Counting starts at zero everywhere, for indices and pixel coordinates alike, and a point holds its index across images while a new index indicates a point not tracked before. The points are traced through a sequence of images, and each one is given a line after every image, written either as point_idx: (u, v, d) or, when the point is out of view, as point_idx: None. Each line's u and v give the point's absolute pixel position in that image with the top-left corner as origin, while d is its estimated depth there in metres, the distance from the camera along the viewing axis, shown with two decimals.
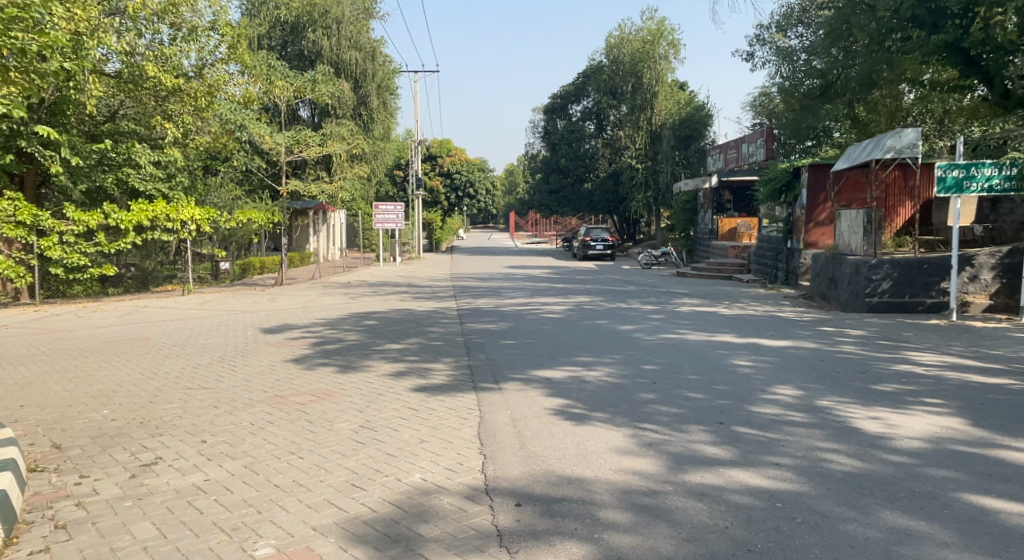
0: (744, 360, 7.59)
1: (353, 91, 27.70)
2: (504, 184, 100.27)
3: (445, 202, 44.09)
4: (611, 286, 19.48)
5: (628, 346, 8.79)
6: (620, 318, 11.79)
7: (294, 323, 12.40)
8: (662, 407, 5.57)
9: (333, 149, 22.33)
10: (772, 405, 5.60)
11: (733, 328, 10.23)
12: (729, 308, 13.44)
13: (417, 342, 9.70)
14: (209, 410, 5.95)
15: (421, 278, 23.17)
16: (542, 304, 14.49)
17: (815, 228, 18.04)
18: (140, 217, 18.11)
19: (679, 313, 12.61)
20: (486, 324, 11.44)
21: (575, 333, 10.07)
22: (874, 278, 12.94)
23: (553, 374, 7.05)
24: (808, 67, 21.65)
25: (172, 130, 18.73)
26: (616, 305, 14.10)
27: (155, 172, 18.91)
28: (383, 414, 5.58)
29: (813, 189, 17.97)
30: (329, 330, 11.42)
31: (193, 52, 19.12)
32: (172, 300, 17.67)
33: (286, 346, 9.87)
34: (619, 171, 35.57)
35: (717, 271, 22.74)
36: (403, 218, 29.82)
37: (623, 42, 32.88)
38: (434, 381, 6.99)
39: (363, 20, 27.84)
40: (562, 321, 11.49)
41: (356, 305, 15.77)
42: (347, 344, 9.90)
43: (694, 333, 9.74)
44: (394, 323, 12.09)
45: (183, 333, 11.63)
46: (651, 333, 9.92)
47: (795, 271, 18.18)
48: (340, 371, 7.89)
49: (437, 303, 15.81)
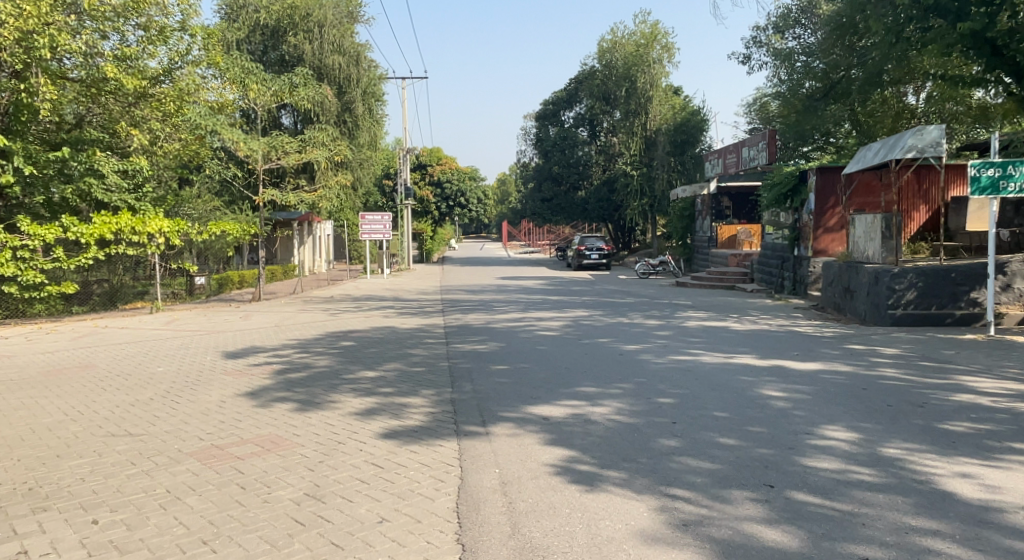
0: (776, 389, 6.45)
1: (336, 97, 26.59)
2: (496, 194, 99.20)
3: (435, 212, 43.01)
4: (608, 298, 18.36)
5: (636, 372, 7.66)
6: (622, 336, 10.66)
7: (261, 346, 11.24)
8: (692, 461, 4.42)
9: (314, 156, 21.16)
10: (829, 454, 4.47)
11: (751, 347, 9.09)
12: (739, 323, 12.31)
13: (395, 367, 8.54)
14: (122, 471, 4.86)
15: (408, 291, 21.99)
16: (537, 320, 13.35)
17: (824, 235, 16.85)
18: (103, 230, 16.92)
19: (687, 329, 11.46)
20: (474, 345, 10.28)
21: (573, 355, 8.93)
22: (897, 288, 11.80)
23: (551, 411, 5.91)
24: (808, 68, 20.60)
25: (139, 136, 17.68)
26: (616, 320, 12.98)
27: (120, 182, 17.84)
28: (336, 473, 4.47)
29: (822, 192, 16.83)
30: (298, 354, 10.26)
31: (160, 53, 18.00)
32: (138, 318, 16.55)
33: (245, 376, 8.71)
34: (613, 178, 34.37)
35: (719, 281, 21.64)
36: (391, 228, 28.66)
37: (616, 46, 31.94)
38: (409, 421, 5.82)
39: (347, 23, 26.71)
40: (559, 341, 10.32)
41: (335, 322, 14.59)
42: (315, 371, 8.74)
43: (709, 354, 8.58)
44: (371, 343, 10.93)
45: (136, 360, 10.48)
46: (660, 354, 8.78)
47: (803, 279, 17.06)
48: (300, 407, 6.72)
49: (421, 319, 14.66)
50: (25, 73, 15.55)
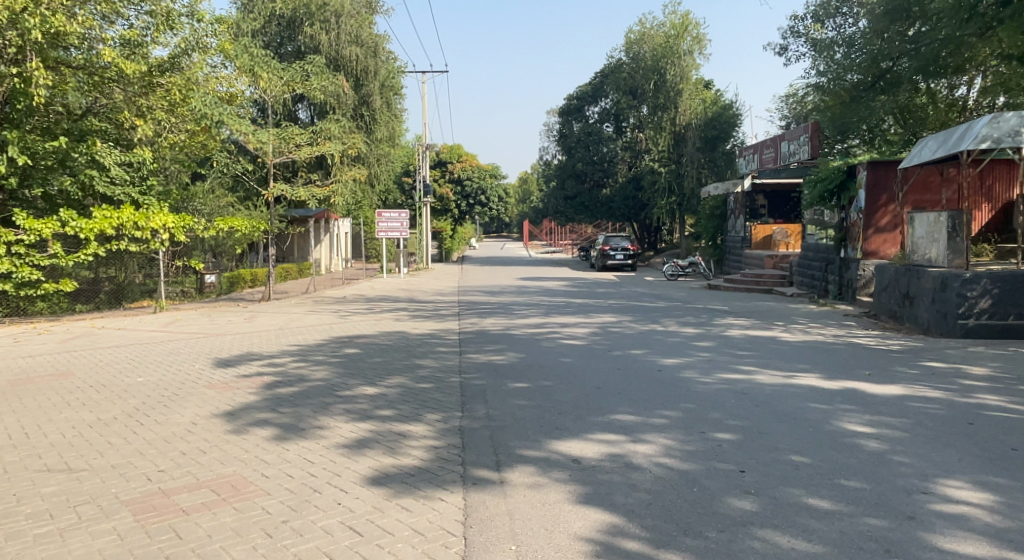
0: (860, 423, 5.27)
1: (353, 90, 25.62)
2: (518, 193, 97.85)
3: (456, 209, 41.89)
4: (635, 301, 17.12)
5: (682, 395, 6.47)
6: (659, 347, 9.43)
7: (257, 352, 10.17)
8: (783, 539, 3.31)
9: (327, 150, 20.08)
10: (967, 534, 3.33)
11: (812, 364, 7.87)
12: (788, 333, 11.03)
13: (400, 383, 7.40)
14: (30, 528, 3.82)
15: (424, 292, 20.83)
16: (562, 325, 12.15)
17: (875, 235, 15.59)
18: (103, 225, 15.92)
19: (731, 340, 10.23)
20: (491, 355, 9.13)
21: (606, 371, 7.74)
22: (969, 295, 10.66)
23: (584, 451, 4.74)
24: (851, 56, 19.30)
25: (144, 127, 16.91)
26: (649, 327, 11.74)
27: (124, 174, 17.02)
28: (300, 547, 3.43)
29: (872, 188, 15.57)
30: (295, 363, 9.17)
31: (167, 40, 17.05)
32: (138, 319, 15.62)
33: (230, 390, 7.60)
34: (639, 175, 33.25)
35: (754, 284, 20.35)
36: (409, 226, 27.62)
37: (644, 38, 30.79)
38: (409, 460, 4.70)
39: (366, 13, 25.67)
40: (586, 353, 9.13)
41: (343, 326, 13.51)
42: (309, 385, 7.63)
43: (764, 374, 7.36)
44: (378, 352, 9.82)
45: (117, 365, 9.42)
46: (706, 372, 7.58)
47: (852, 283, 15.83)
48: (280, 432, 5.60)
49: (435, 323, 13.52)
50: (22, 59, 14.67)
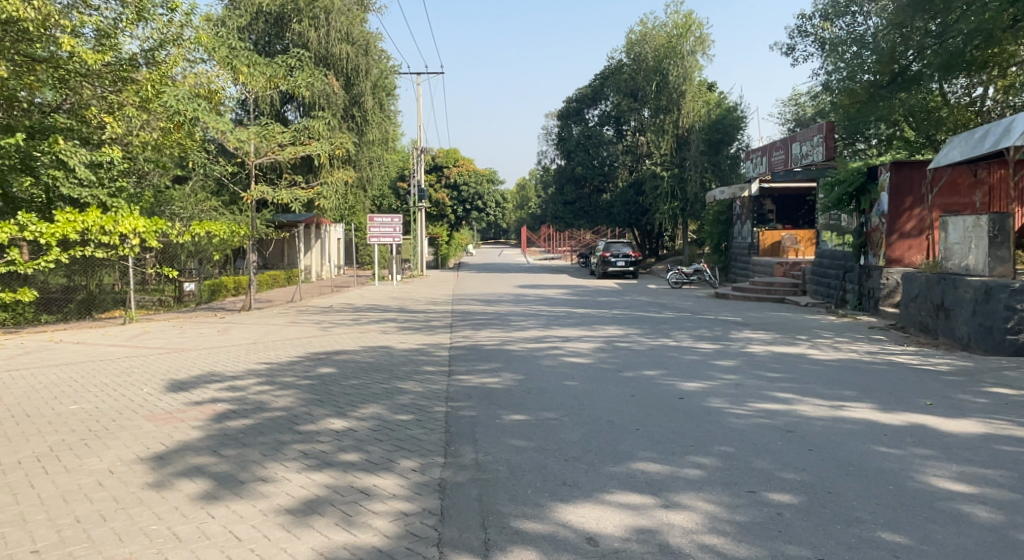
0: (952, 479, 4.13)
1: (344, 90, 24.40)
2: (516, 199, 96.67)
3: (452, 215, 40.63)
4: (641, 311, 15.94)
5: (714, 433, 5.30)
6: (676, 368, 8.25)
7: (218, 373, 8.95)
8: None
9: (312, 151, 18.86)
10: None
11: (860, 391, 6.71)
12: (816, 349, 9.87)
13: (374, 415, 6.21)
14: None
15: (416, 301, 19.62)
16: (565, 340, 10.96)
17: (899, 241, 14.42)
18: (66, 229, 14.63)
19: (756, 357, 9.08)
20: (483, 377, 7.94)
21: (617, 399, 6.55)
22: (1019, 307, 9.68)
23: (602, 524, 3.64)
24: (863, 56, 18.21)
25: (113, 126, 15.67)
26: (661, 342, 10.56)
27: (91, 175, 15.78)
28: None
29: (896, 192, 14.35)
30: (259, 387, 7.97)
31: (140, 32, 15.80)
32: (103, 330, 14.39)
33: (174, 421, 6.40)
34: (640, 180, 32.00)
35: (765, 292, 19.24)
36: (402, 232, 26.45)
37: (646, 38, 29.69)
38: (369, 538, 3.58)
39: (357, 10, 24.49)
40: (593, 374, 7.95)
41: (323, 339, 12.28)
42: (267, 415, 6.44)
43: (807, 404, 6.19)
44: (356, 373, 8.62)
45: (56, 389, 8.20)
46: (737, 400, 6.39)
47: (873, 293, 14.81)
48: (214, 487, 4.45)
49: (424, 337, 12.32)
50: None
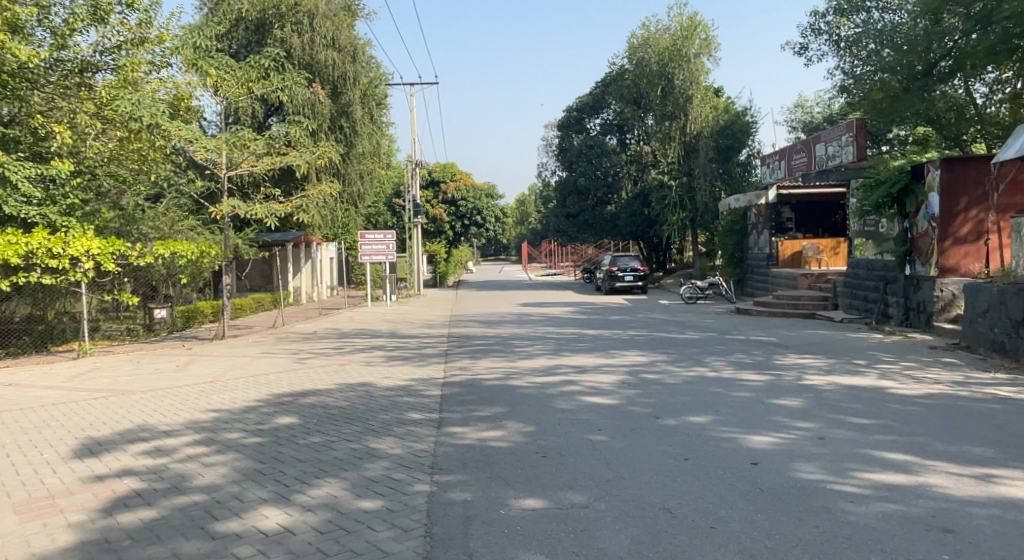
0: None
1: (331, 99, 22.64)
2: (515, 214, 94.91)
3: (450, 231, 38.76)
4: (661, 332, 14.10)
5: (830, 536, 3.55)
6: (728, 412, 6.41)
7: (150, 427, 7.10)
8: None
9: (292, 161, 17.08)
10: None
11: (995, 448, 4.91)
12: (891, 380, 8.03)
13: (327, 501, 4.39)
14: None
15: (410, 324, 17.77)
16: (582, 372, 9.09)
17: (953, 247, 12.61)
18: (7, 252, 12.79)
19: (824, 393, 7.24)
20: (482, 431, 6.09)
21: (667, 467, 4.73)
22: None
23: None
24: (883, 51, 16.18)
25: (63, 135, 13.76)
26: (697, 372, 8.72)
27: (39, 191, 13.88)
28: None
29: (947, 192, 12.57)
30: (191, 448, 6.12)
31: (94, 34, 14.03)
32: (49, 368, 12.56)
33: (48, 513, 4.60)
34: (646, 190, 30.22)
35: (792, 307, 17.43)
36: (396, 249, 24.63)
37: (648, 42, 27.82)
38: None
39: (344, 15, 22.72)
40: (626, 423, 6.10)
41: (295, 376, 10.40)
42: (179, 502, 4.62)
43: (939, 472, 4.40)
44: (320, 424, 6.77)
45: None
46: (835, 467, 4.59)
47: (924, 307, 12.99)
48: None
49: (414, 370, 10.45)
50: None
